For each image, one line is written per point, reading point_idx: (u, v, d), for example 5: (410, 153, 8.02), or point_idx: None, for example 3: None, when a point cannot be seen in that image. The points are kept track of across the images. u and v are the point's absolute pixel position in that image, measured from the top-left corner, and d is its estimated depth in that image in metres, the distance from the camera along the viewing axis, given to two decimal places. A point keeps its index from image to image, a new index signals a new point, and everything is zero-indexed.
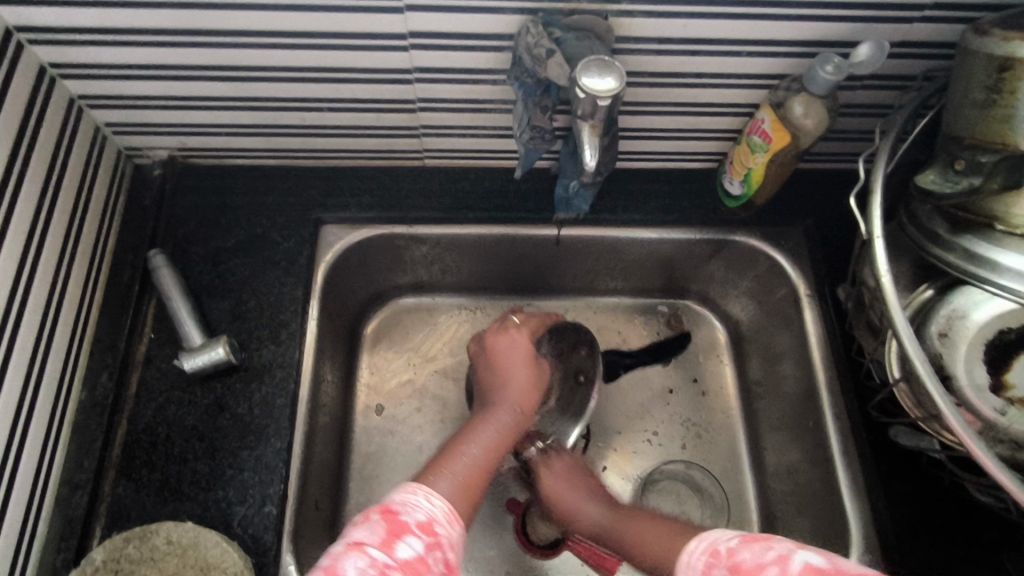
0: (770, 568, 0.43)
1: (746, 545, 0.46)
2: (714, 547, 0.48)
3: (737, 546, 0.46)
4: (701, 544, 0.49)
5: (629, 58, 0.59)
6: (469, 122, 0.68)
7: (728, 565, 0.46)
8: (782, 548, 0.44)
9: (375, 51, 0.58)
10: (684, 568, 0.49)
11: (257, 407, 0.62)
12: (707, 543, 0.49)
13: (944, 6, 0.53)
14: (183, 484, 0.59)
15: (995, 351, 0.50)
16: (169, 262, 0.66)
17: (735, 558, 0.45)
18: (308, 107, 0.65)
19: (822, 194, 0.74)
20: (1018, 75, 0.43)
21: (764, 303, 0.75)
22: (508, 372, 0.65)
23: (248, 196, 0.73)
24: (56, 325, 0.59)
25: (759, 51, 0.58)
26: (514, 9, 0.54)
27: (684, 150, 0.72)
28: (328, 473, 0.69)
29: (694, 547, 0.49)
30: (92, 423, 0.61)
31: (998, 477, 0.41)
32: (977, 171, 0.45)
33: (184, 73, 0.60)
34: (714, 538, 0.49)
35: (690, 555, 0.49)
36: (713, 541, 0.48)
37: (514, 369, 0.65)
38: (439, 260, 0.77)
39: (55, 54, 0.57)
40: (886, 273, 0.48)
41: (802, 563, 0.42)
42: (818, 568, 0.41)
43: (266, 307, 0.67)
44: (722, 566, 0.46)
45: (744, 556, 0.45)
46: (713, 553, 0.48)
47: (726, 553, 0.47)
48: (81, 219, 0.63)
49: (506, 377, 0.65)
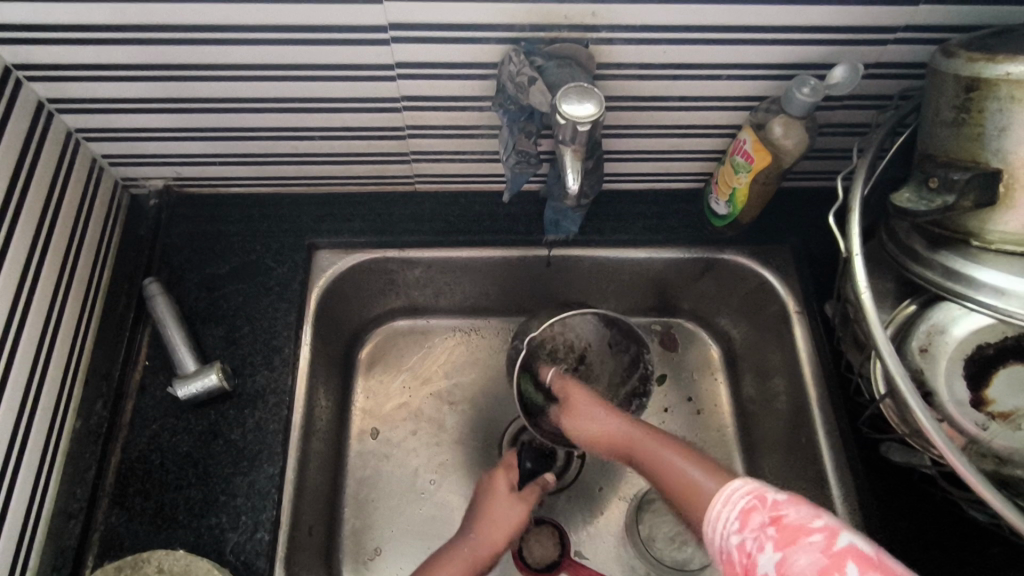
0: (816, 534, 0.41)
1: (792, 504, 0.43)
2: (761, 494, 0.46)
3: (785, 500, 0.44)
4: (751, 487, 0.47)
5: (611, 83, 0.60)
6: (457, 148, 0.69)
7: (773, 512, 0.43)
8: (832, 521, 0.41)
9: (364, 81, 0.60)
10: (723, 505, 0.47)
11: (250, 432, 0.63)
12: (755, 488, 0.47)
13: (915, 28, 0.55)
14: (176, 512, 0.59)
15: (974, 365, 0.50)
16: (164, 290, 0.67)
17: (781, 510, 0.43)
18: (300, 136, 0.67)
19: (808, 212, 0.75)
20: (983, 95, 0.44)
21: (754, 321, 0.75)
22: (493, 517, 0.63)
23: (243, 224, 0.74)
24: (52, 354, 0.60)
25: (738, 74, 0.59)
26: (497, 39, 0.55)
27: (670, 172, 0.73)
28: (323, 497, 0.69)
29: (739, 486, 0.48)
30: (87, 452, 0.62)
31: (980, 491, 0.42)
32: (950, 190, 0.46)
33: (179, 105, 0.62)
34: (763, 486, 0.47)
35: (733, 493, 0.47)
36: (760, 489, 0.46)
37: (501, 486, 0.66)
38: (432, 283, 0.78)
39: (54, 90, 0.59)
40: (866, 290, 0.49)
41: (849, 541, 0.40)
42: (865, 552, 0.39)
43: (260, 332, 0.68)
44: (764, 512, 0.44)
45: (791, 512, 0.43)
46: (758, 498, 0.45)
47: (770, 502, 0.44)
48: (78, 249, 0.64)
49: (493, 503, 0.65)
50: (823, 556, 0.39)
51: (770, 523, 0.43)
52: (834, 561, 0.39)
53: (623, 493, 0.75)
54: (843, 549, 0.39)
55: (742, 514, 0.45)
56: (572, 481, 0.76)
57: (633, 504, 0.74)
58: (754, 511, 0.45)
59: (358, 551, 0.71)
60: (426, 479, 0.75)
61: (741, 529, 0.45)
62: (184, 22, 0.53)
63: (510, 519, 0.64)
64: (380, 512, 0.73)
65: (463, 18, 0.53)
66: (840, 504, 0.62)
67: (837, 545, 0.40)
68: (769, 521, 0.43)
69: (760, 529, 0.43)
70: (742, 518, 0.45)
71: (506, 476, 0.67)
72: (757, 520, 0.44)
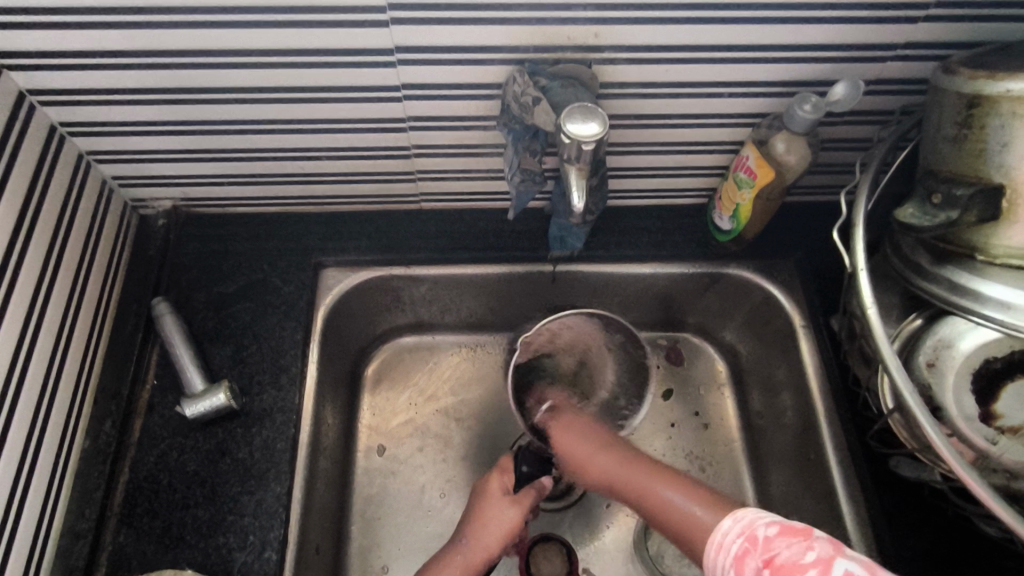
0: (810, 569, 0.41)
1: (783, 538, 0.44)
2: (751, 531, 0.46)
3: (776, 537, 0.44)
4: (739, 524, 0.48)
5: (614, 102, 0.61)
6: (462, 166, 0.70)
7: (763, 554, 0.44)
8: (823, 551, 0.42)
9: (371, 102, 0.60)
10: (717, 547, 0.48)
11: (258, 451, 0.63)
12: (743, 525, 0.47)
13: (915, 45, 0.55)
14: (184, 531, 0.59)
15: (982, 380, 0.50)
16: (172, 309, 0.68)
17: (773, 550, 0.44)
18: (307, 157, 0.68)
19: (811, 226, 0.75)
20: (985, 112, 0.45)
21: (760, 335, 0.75)
22: (484, 522, 0.63)
23: (250, 242, 0.75)
24: (61, 374, 0.60)
25: (740, 92, 0.60)
26: (502, 60, 0.56)
27: (673, 188, 0.74)
28: (330, 516, 0.69)
29: (727, 524, 0.48)
30: (95, 471, 0.62)
31: (994, 509, 0.42)
32: (953, 205, 0.46)
33: (188, 127, 0.63)
34: (751, 519, 0.47)
35: (724, 535, 0.48)
36: (750, 523, 0.47)
37: (492, 490, 0.65)
38: (437, 299, 0.78)
39: (66, 113, 0.60)
40: (872, 304, 0.49)
41: (844, 573, 0.40)
42: None
43: (267, 351, 0.68)
44: (756, 555, 0.45)
45: (783, 551, 0.43)
46: (749, 538, 0.46)
47: (761, 541, 0.45)
48: (87, 270, 0.64)
49: (485, 505, 0.64)
50: None
51: (765, 565, 0.43)
52: None
53: (632, 510, 0.75)
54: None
55: (736, 560, 0.46)
56: (580, 497, 0.75)
57: (641, 521, 0.74)
58: (746, 556, 0.45)
59: (365, 570, 0.71)
60: (433, 497, 0.75)
61: (738, 574, 0.45)
62: (192, 47, 0.54)
63: (501, 526, 0.63)
64: (388, 530, 0.73)
65: (468, 40, 0.54)
66: (850, 519, 0.61)
67: None
68: (762, 564, 0.44)
69: (755, 573, 0.44)
70: (736, 565, 0.46)
71: (500, 480, 0.66)
72: (752, 564, 0.45)
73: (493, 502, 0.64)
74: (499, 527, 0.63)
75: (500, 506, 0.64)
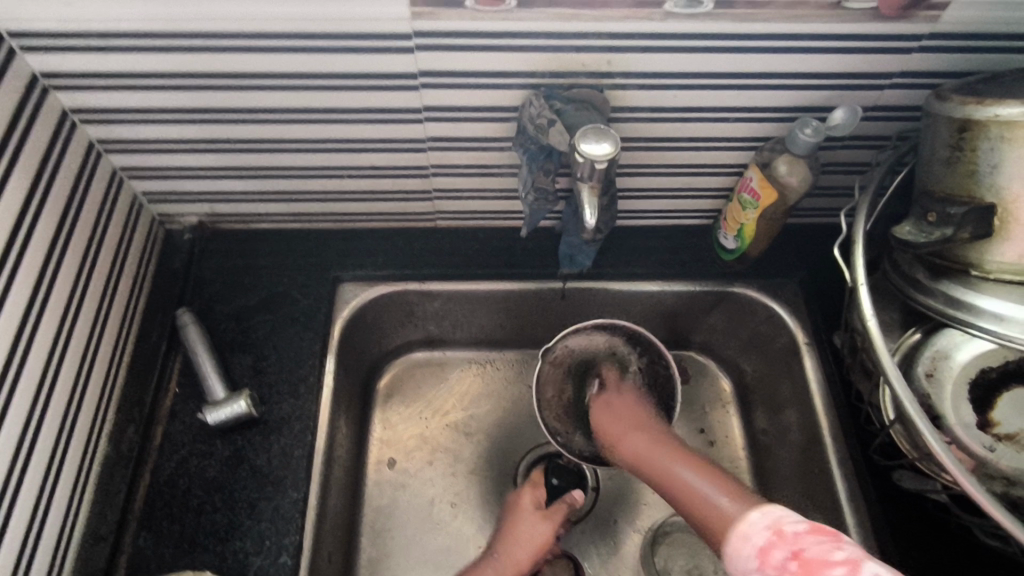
0: (836, 567, 0.42)
1: (813, 535, 0.45)
2: (778, 525, 0.47)
3: (805, 533, 0.46)
4: (765, 518, 0.49)
5: (624, 125, 0.64)
6: (477, 186, 0.73)
7: (791, 547, 0.45)
8: (852, 553, 0.43)
9: (392, 123, 0.64)
10: (740, 537, 0.49)
11: (276, 458, 0.65)
12: (771, 520, 0.48)
13: (909, 74, 0.59)
14: (203, 536, 0.61)
15: (978, 389, 0.52)
16: (195, 319, 0.70)
17: (801, 545, 0.45)
18: (329, 175, 0.71)
19: (813, 247, 0.78)
20: (976, 135, 0.47)
21: (764, 353, 0.77)
22: (523, 533, 0.66)
23: (271, 257, 0.77)
24: (89, 380, 0.62)
25: (743, 117, 0.63)
26: (519, 84, 0.59)
27: (679, 209, 0.77)
28: (342, 526, 0.70)
29: (757, 517, 0.49)
30: (118, 475, 0.63)
31: (995, 515, 0.43)
32: (948, 223, 0.49)
33: (218, 145, 0.66)
34: (780, 517, 0.48)
35: (752, 526, 0.49)
36: (778, 519, 0.48)
37: (524, 504, 0.68)
38: (450, 315, 0.81)
39: (104, 131, 0.63)
40: (872, 317, 0.52)
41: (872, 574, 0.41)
42: None
43: (286, 361, 0.70)
44: (784, 546, 0.46)
45: (811, 547, 0.44)
46: (776, 532, 0.47)
47: (789, 536, 0.46)
48: (116, 280, 0.67)
49: (521, 518, 0.67)
50: None
51: (792, 558, 0.45)
52: None
53: (638, 525, 0.76)
54: None
55: (759, 551, 0.47)
56: (587, 512, 0.76)
57: (647, 536, 0.75)
58: (771, 549, 0.46)
59: None
60: (443, 509, 0.76)
61: (761, 564, 0.47)
62: (228, 70, 0.57)
63: (535, 538, 0.66)
64: (398, 542, 0.74)
65: (488, 66, 0.57)
66: (856, 532, 0.62)
67: None
68: (789, 556, 0.45)
69: (782, 564, 0.45)
70: (760, 555, 0.47)
71: (534, 493, 0.69)
72: (777, 555, 0.46)
73: (529, 514, 0.67)
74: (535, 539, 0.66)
75: (535, 519, 0.67)
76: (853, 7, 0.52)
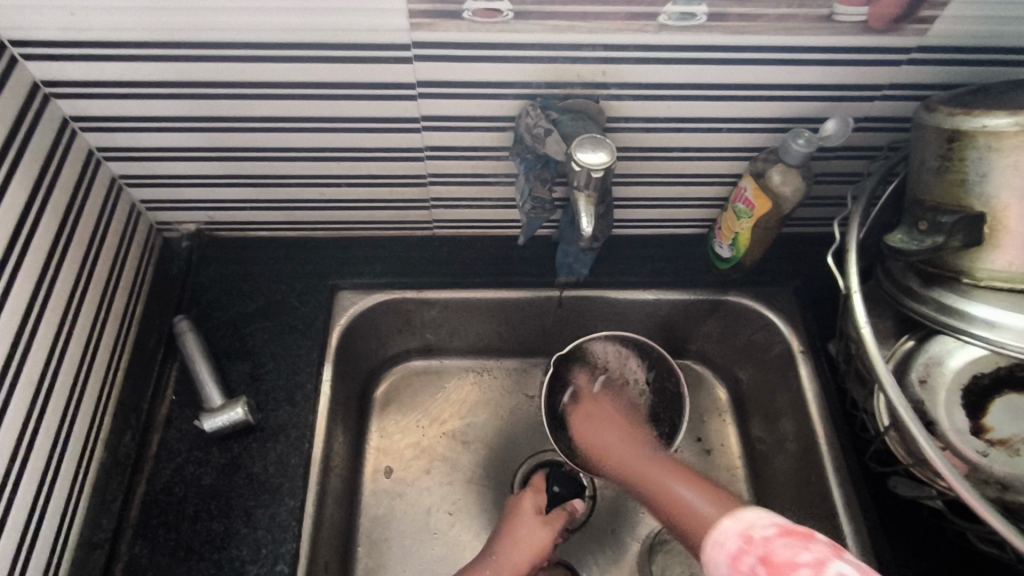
0: (805, 570, 0.42)
1: (780, 539, 0.45)
2: (747, 531, 0.47)
3: (774, 537, 0.45)
4: (735, 524, 0.49)
5: (620, 135, 0.65)
6: (474, 195, 0.74)
7: (759, 552, 0.45)
8: (817, 552, 0.42)
9: (392, 133, 0.64)
10: (713, 546, 0.49)
11: (273, 466, 0.64)
12: (741, 524, 0.48)
13: (899, 86, 0.60)
14: (198, 544, 0.60)
15: (971, 395, 0.53)
16: (193, 327, 0.70)
17: (769, 549, 0.45)
18: (328, 183, 0.71)
19: (807, 256, 0.78)
20: (965, 145, 0.48)
21: (761, 361, 0.77)
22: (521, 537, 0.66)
23: (270, 265, 0.78)
24: (85, 387, 0.62)
25: (737, 127, 0.64)
26: (516, 94, 0.60)
27: (675, 218, 0.77)
28: (338, 534, 0.70)
29: (728, 523, 0.49)
30: (114, 483, 0.63)
31: (989, 521, 0.43)
32: (939, 231, 0.49)
33: (218, 154, 0.67)
34: (749, 521, 0.48)
35: (722, 533, 0.49)
36: (746, 523, 0.48)
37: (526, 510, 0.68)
38: (447, 323, 0.81)
39: (105, 139, 0.64)
40: (866, 324, 0.52)
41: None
42: None
43: (283, 369, 0.70)
44: (751, 552, 0.46)
45: (778, 550, 0.44)
46: (746, 539, 0.47)
47: (757, 540, 0.46)
48: (114, 288, 0.67)
49: (520, 521, 0.67)
50: None
51: (761, 563, 0.44)
52: None
53: (635, 534, 0.76)
54: None
55: (731, 558, 0.47)
56: (584, 521, 0.76)
57: (646, 545, 0.75)
58: (741, 554, 0.46)
59: None
60: (440, 517, 0.76)
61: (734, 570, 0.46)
62: (228, 80, 0.58)
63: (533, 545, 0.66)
64: (394, 551, 0.74)
65: (486, 77, 0.58)
66: (852, 541, 0.62)
67: None
68: (758, 562, 0.45)
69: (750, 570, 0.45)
70: (731, 562, 0.47)
71: (534, 499, 0.69)
72: (746, 561, 0.46)
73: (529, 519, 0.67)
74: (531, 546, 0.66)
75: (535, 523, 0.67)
76: (844, 20, 0.53)
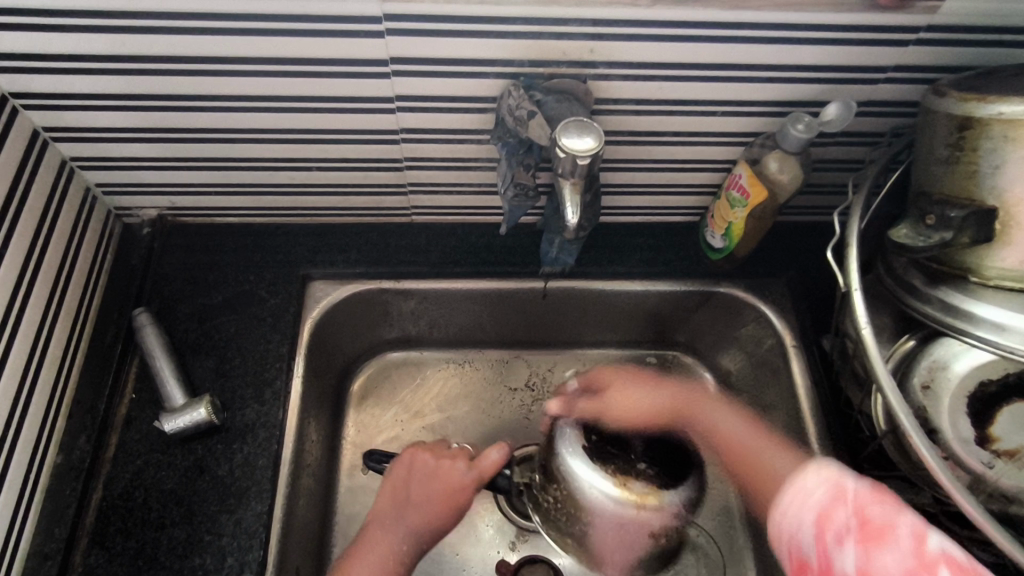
0: (904, 535, 0.42)
1: (878, 503, 0.45)
2: (839, 486, 0.47)
3: (868, 500, 0.45)
4: (825, 475, 0.49)
5: (608, 118, 0.61)
6: (454, 180, 0.69)
7: (856, 511, 0.45)
8: (915, 523, 0.43)
9: (363, 114, 0.60)
10: (796, 496, 0.49)
11: (238, 468, 0.61)
12: (829, 479, 0.48)
13: (905, 68, 0.56)
14: (160, 552, 0.57)
15: (977, 402, 0.50)
16: (154, 320, 0.66)
17: (864, 509, 0.45)
18: (297, 167, 0.67)
19: (803, 246, 0.75)
20: (978, 134, 0.45)
21: (753, 354, 0.74)
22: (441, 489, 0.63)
23: (237, 254, 0.73)
24: (34, 388, 0.58)
25: (733, 111, 0.60)
26: (497, 73, 0.56)
27: (665, 205, 0.74)
28: (312, 535, 0.67)
29: (814, 474, 0.50)
30: (67, 488, 0.59)
31: (989, 531, 0.40)
32: (947, 227, 0.46)
33: (175, 135, 0.62)
34: (836, 478, 0.48)
35: (809, 486, 0.49)
36: (836, 478, 0.48)
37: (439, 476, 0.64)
38: (426, 314, 0.77)
39: (50, 118, 0.59)
40: (867, 325, 0.49)
41: (942, 546, 0.41)
42: (962, 562, 0.40)
43: (250, 365, 0.66)
44: (845, 508, 0.45)
45: (874, 512, 0.44)
46: (837, 493, 0.47)
47: (850, 496, 0.46)
48: (66, 280, 0.63)
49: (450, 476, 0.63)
50: (912, 559, 0.40)
51: (852, 521, 0.44)
52: (926, 566, 0.40)
53: None
54: (935, 551, 0.40)
55: (820, 511, 0.47)
56: None
57: None
58: (833, 506, 0.46)
59: None
60: None
61: (821, 525, 0.46)
62: (182, 54, 0.53)
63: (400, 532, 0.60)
64: None
65: (464, 53, 0.54)
66: None
67: (926, 549, 0.41)
68: (852, 518, 0.44)
69: (842, 525, 0.45)
70: (821, 514, 0.46)
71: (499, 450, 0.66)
72: (838, 516, 0.45)
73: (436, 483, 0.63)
74: (406, 528, 0.61)
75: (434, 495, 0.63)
76: None
